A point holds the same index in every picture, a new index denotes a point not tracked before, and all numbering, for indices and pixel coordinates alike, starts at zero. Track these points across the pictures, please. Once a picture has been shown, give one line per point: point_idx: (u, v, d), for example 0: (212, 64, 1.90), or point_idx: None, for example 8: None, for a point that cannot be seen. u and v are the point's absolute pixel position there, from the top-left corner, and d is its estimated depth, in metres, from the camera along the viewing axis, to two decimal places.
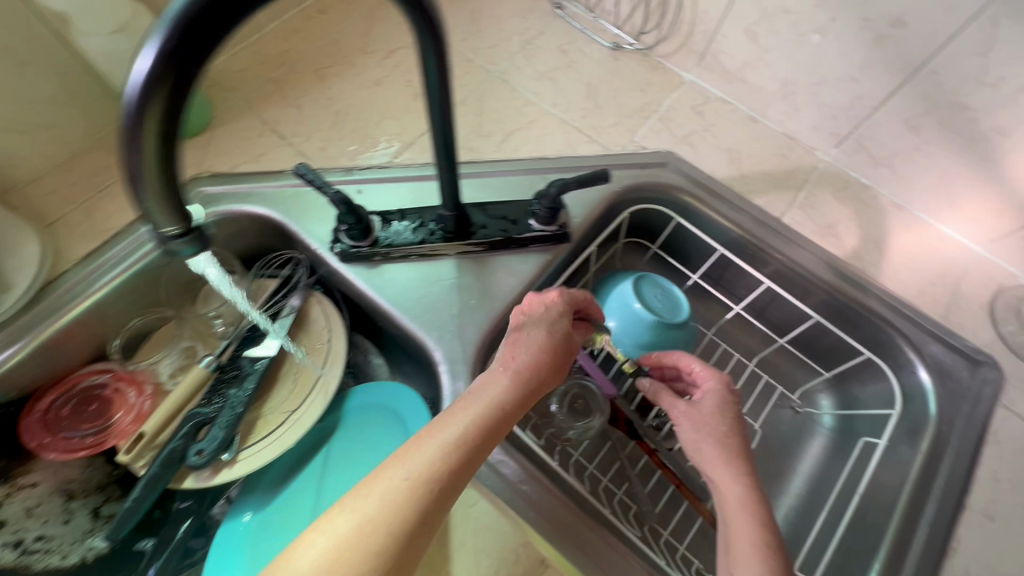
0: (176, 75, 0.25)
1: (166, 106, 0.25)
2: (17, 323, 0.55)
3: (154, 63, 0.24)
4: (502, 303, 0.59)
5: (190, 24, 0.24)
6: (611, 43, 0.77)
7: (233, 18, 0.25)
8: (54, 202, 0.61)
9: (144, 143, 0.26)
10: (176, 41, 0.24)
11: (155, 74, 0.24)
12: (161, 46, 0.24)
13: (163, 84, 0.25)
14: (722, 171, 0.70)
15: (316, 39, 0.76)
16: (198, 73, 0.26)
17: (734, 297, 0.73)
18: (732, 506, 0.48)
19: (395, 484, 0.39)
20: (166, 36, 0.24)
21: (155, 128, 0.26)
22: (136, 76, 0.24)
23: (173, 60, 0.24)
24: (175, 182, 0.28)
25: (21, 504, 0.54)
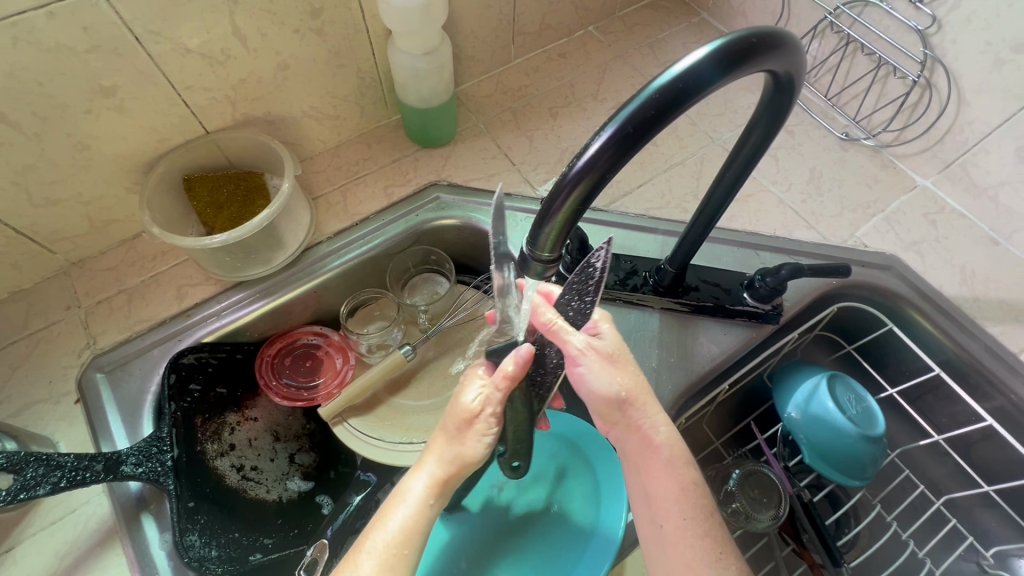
0: (619, 154, 0.28)
1: (595, 179, 0.29)
2: (275, 278, 0.63)
3: (609, 140, 0.27)
4: (701, 367, 0.59)
5: (648, 120, 0.27)
6: (842, 133, 0.76)
7: (675, 115, 0.28)
8: (319, 180, 0.70)
9: (567, 198, 0.29)
10: (631, 128, 0.27)
11: (608, 148, 0.27)
12: (615, 134, 0.27)
13: (606, 159, 0.28)
14: (952, 289, 0.65)
15: (553, 79, 0.82)
16: (633, 153, 0.28)
17: (933, 424, 0.67)
18: (658, 467, 0.45)
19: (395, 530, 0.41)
20: (622, 126, 0.27)
21: (589, 182, 0.28)
22: (588, 151, 0.28)
23: (620, 145, 0.28)
24: (572, 225, 0.31)
25: (245, 434, 0.59)
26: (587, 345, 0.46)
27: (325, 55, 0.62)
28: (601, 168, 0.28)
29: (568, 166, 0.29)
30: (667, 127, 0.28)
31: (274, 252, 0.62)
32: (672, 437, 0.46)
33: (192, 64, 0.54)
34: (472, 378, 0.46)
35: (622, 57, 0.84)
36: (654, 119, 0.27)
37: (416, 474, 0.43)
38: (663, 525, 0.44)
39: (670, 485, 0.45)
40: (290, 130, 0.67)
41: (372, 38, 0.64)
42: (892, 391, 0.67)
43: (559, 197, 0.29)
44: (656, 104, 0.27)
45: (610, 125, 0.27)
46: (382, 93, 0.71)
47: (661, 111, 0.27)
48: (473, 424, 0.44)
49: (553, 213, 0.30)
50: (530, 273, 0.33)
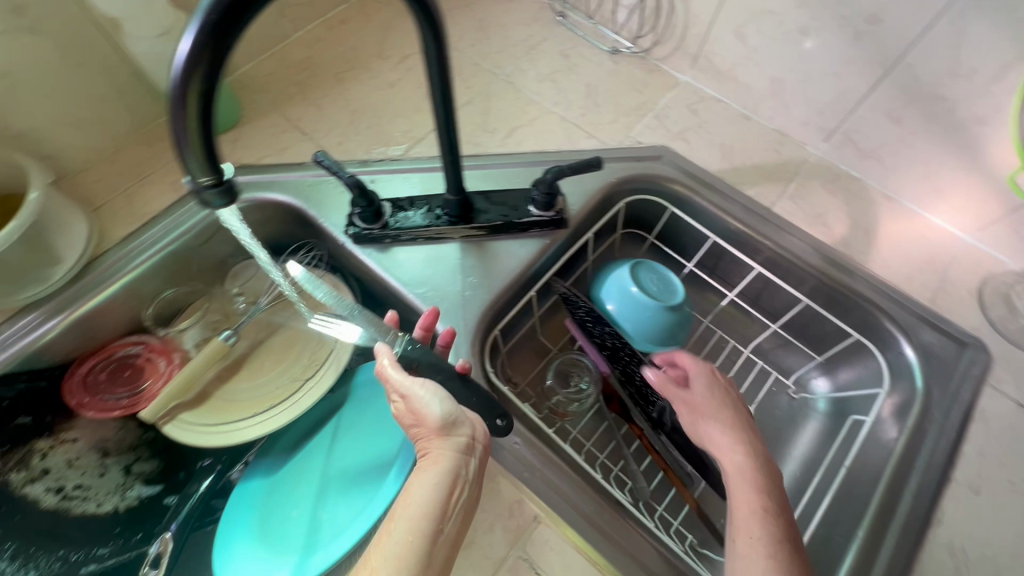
0: (210, 56, 0.29)
1: (202, 86, 0.30)
2: (63, 295, 0.60)
3: (192, 43, 0.29)
4: (503, 281, 0.64)
5: (225, 7, 0.28)
6: (611, 47, 0.82)
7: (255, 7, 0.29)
8: (98, 189, 0.68)
9: (186, 107, 0.30)
10: (211, 29, 0.29)
11: (194, 49, 0.29)
12: (201, 29, 0.28)
13: (200, 62, 0.29)
14: (715, 165, 0.74)
15: (336, 46, 0.82)
16: (227, 52, 0.30)
17: (727, 286, 0.76)
18: (736, 488, 0.54)
19: (405, 522, 0.43)
20: (205, 20, 0.28)
21: (197, 89, 0.30)
22: (180, 53, 0.29)
23: (207, 40, 0.29)
24: (213, 134, 0.32)
25: (62, 456, 0.57)
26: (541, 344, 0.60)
27: (49, 56, 0.59)
28: (198, 67, 0.29)
29: (175, 71, 0.30)
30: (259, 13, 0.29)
31: (52, 268, 0.60)
32: (747, 464, 0.55)
33: None
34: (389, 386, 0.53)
35: (402, 13, 0.86)
36: (236, 8, 0.29)
37: (416, 486, 0.45)
38: (735, 538, 0.51)
39: (742, 503, 0.52)
40: (46, 142, 0.64)
41: (102, 29, 0.61)
42: (689, 267, 0.75)
43: (177, 108, 0.30)
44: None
45: (188, 27, 0.28)
46: (146, 87, 0.69)
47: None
48: (415, 393, 0.50)
49: (182, 127, 0.31)
50: (203, 196, 0.35)
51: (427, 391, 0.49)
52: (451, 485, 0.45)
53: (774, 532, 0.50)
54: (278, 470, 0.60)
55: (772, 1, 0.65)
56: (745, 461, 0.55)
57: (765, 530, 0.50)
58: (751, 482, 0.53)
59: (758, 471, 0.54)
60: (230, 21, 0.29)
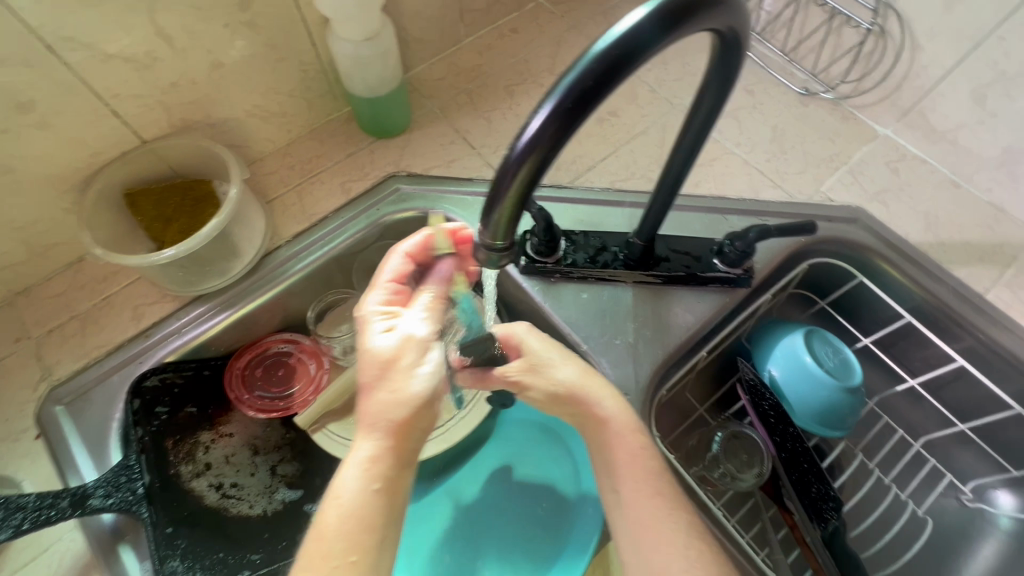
0: (566, 125, 0.27)
1: (542, 156, 0.28)
2: (236, 288, 0.60)
3: (552, 111, 0.27)
4: (678, 338, 0.59)
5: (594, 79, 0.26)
6: (802, 88, 0.75)
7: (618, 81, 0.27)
8: (273, 182, 0.68)
9: (516, 175, 0.28)
10: (573, 98, 0.26)
11: (547, 121, 0.27)
12: (556, 108, 0.27)
13: (553, 130, 0.27)
14: (918, 236, 0.66)
15: (507, 56, 0.79)
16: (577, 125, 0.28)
17: (907, 370, 0.68)
18: (641, 475, 0.45)
19: (347, 510, 0.39)
20: (564, 97, 0.26)
21: (535, 161, 0.28)
22: (535, 121, 0.27)
23: (565, 113, 0.27)
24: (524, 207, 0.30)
25: (221, 451, 0.58)
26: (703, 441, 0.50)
27: (260, 50, 0.59)
28: (544, 144, 0.27)
29: (512, 147, 0.29)
30: (612, 93, 0.27)
31: (230, 261, 0.60)
32: (651, 433, 0.46)
33: (113, 69, 0.51)
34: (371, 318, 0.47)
35: (576, 27, 0.82)
36: (596, 88, 0.27)
37: (350, 463, 0.41)
38: (629, 510, 0.44)
39: (644, 487, 0.44)
40: (234, 132, 0.64)
41: (309, 26, 0.60)
42: (865, 342, 0.68)
43: (506, 178, 0.29)
44: (599, 67, 0.26)
45: (551, 97, 0.27)
46: (330, 85, 0.68)
47: (605, 76, 0.26)
48: (401, 360, 0.44)
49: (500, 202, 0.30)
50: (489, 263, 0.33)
51: (421, 367, 0.44)
52: (394, 486, 0.41)
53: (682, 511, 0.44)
54: (423, 499, 0.59)
55: None
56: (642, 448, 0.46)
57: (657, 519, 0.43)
58: (652, 464, 0.45)
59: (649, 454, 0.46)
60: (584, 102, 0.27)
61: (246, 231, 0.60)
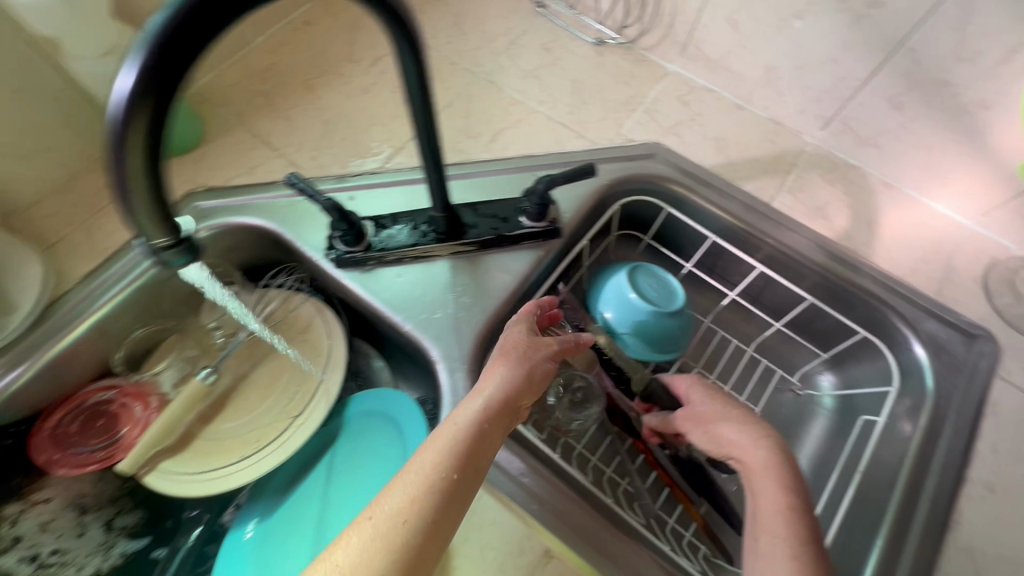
0: (155, 92, 0.27)
1: (146, 129, 0.28)
2: (25, 342, 0.56)
3: (134, 80, 0.27)
4: (497, 298, 0.60)
5: (166, 41, 0.26)
6: (594, 39, 0.78)
7: (202, 43, 0.28)
8: (54, 224, 0.63)
9: (130, 154, 0.29)
10: (152, 63, 0.27)
11: (133, 90, 0.27)
12: (139, 62, 0.26)
13: (145, 99, 0.27)
14: (710, 160, 0.71)
15: (303, 51, 0.77)
16: (174, 91, 0.28)
17: (728, 284, 0.73)
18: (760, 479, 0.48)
19: (385, 513, 0.38)
20: (144, 62, 0.26)
21: (141, 135, 0.28)
22: (123, 88, 0.27)
23: (148, 80, 0.27)
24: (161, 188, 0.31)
25: (34, 520, 0.54)
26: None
27: None
28: (134, 97, 0.27)
29: (114, 117, 0.28)
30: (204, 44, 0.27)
31: (6, 317, 0.56)
32: (771, 459, 0.49)
33: None
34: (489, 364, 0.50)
35: (372, 11, 0.80)
36: (176, 51, 0.27)
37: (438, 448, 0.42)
38: (758, 537, 0.45)
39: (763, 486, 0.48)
40: None
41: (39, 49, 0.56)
42: (687, 267, 0.72)
43: (115, 136, 0.28)
44: (170, 29, 0.26)
45: (128, 63, 0.26)
46: (96, 109, 0.63)
47: (184, 25, 0.27)
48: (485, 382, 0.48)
49: (126, 169, 0.29)
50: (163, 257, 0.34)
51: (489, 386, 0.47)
52: (443, 488, 0.40)
53: (801, 516, 0.45)
54: (274, 513, 0.57)
55: None
56: (769, 462, 0.49)
57: (790, 528, 0.45)
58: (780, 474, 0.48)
59: (785, 471, 0.48)
60: (169, 55, 0.27)
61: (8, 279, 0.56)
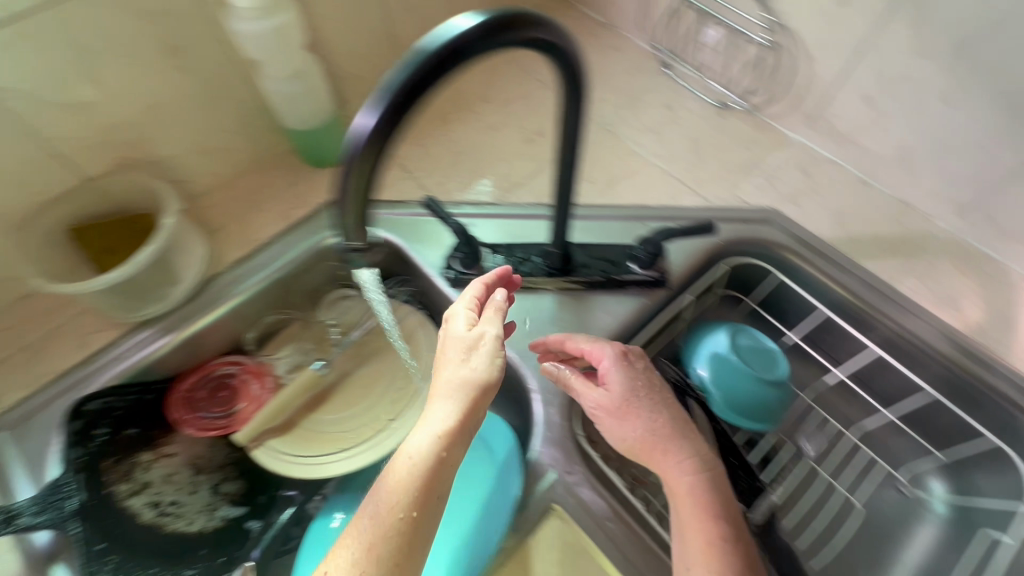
0: (386, 129, 0.32)
1: (373, 155, 0.33)
2: (177, 313, 0.64)
3: (375, 116, 0.32)
4: (598, 339, 0.62)
5: (405, 91, 0.31)
6: (717, 101, 0.80)
7: (432, 90, 0.32)
8: (217, 213, 0.72)
9: (355, 169, 0.34)
10: (391, 106, 0.31)
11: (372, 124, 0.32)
12: (382, 108, 0.31)
13: (378, 132, 0.32)
14: (830, 232, 0.69)
15: (443, 87, 0.84)
16: (399, 125, 0.32)
17: (834, 362, 0.70)
18: (689, 511, 0.47)
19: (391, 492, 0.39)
20: (383, 104, 0.31)
21: (369, 158, 0.33)
22: (362, 122, 0.32)
23: (384, 120, 0.32)
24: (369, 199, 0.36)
25: (160, 470, 0.59)
26: (593, 393, 0.52)
27: (197, 92, 0.64)
28: (373, 134, 0.32)
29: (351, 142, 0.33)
30: (431, 95, 0.32)
31: (167, 287, 0.62)
32: (697, 483, 0.48)
33: (50, 114, 0.55)
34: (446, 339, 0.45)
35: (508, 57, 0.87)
36: (411, 97, 0.32)
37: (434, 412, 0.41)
38: None
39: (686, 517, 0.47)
40: (179, 168, 0.68)
41: (243, 68, 0.66)
42: (792, 337, 0.70)
43: (348, 163, 0.33)
44: (411, 78, 0.31)
45: (373, 102, 0.31)
46: (270, 121, 0.73)
47: (421, 82, 0.31)
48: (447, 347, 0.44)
49: (347, 187, 0.35)
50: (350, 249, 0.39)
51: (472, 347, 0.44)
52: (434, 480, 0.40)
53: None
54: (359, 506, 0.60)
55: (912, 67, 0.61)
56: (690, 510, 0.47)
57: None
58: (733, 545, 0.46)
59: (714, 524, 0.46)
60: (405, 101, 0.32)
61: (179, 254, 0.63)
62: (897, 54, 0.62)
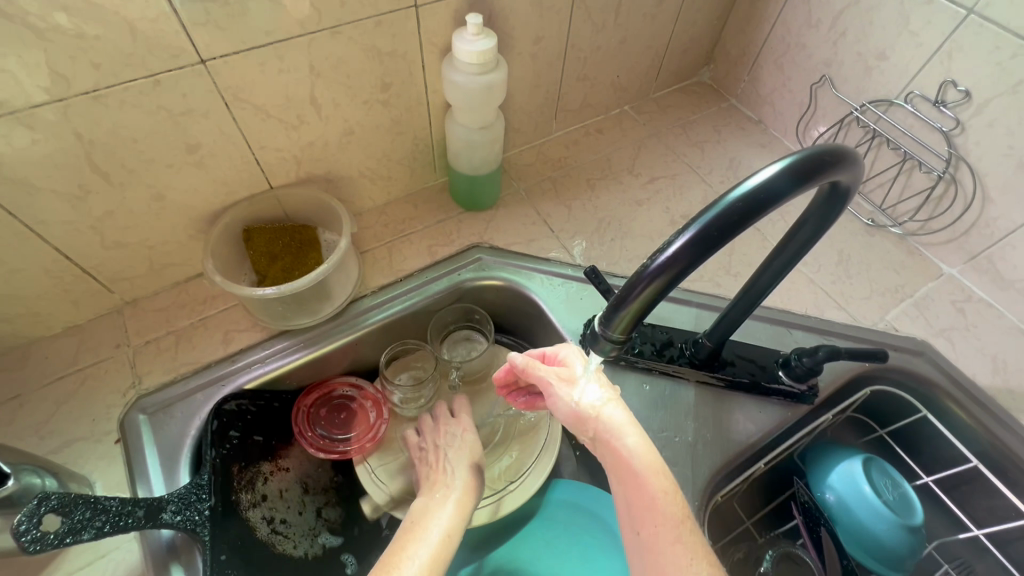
0: (699, 253, 0.30)
1: (673, 275, 0.31)
2: (320, 329, 0.64)
3: (692, 241, 0.30)
4: (737, 444, 0.59)
5: (731, 218, 0.29)
6: (868, 218, 0.79)
7: (752, 221, 0.30)
8: (367, 236, 0.74)
9: (650, 286, 0.32)
10: (712, 231, 0.30)
11: (685, 248, 0.30)
12: (701, 235, 0.30)
13: (691, 255, 0.30)
14: (986, 378, 0.66)
15: (591, 153, 0.86)
16: (710, 251, 0.31)
17: (971, 517, 0.65)
18: (629, 477, 0.43)
19: None
20: (702, 229, 0.30)
21: (669, 279, 0.31)
22: (673, 246, 0.30)
23: (701, 245, 0.30)
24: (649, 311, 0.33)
25: (277, 485, 0.58)
26: (553, 384, 0.49)
27: (386, 123, 0.67)
28: (680, 266, 0.30)
29: (649, 261, 0.32)
30: (745, 229, 0.30)
31: (323, 303, 0.64)
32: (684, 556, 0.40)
33: (266, 125, 0.58)
34: (459, 454, 0.59)
35: (656, 135, 0.89)
36: (731, 225, 0.30)
37: (446, 508, 0.53)
38: None
39: (636, 491, 0.43)
40: (346, 187, 0.71)
41: (430, 109, 0.69)
42: (926, 480, 0.66)
43: (636, 289, 0.32)
44: (737, 207, 0.29)
45: (692, 227, 0.30)
46: (433, 158, 0.76)
47: (739, 218, 0.30)
48: (455, 468, 0.58)
49: (634, 300, 0.32)
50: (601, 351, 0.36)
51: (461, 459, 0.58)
52: None
53: None
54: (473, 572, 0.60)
55: None
56: None
57: None
58: None
59: None
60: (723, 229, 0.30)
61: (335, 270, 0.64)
62: None
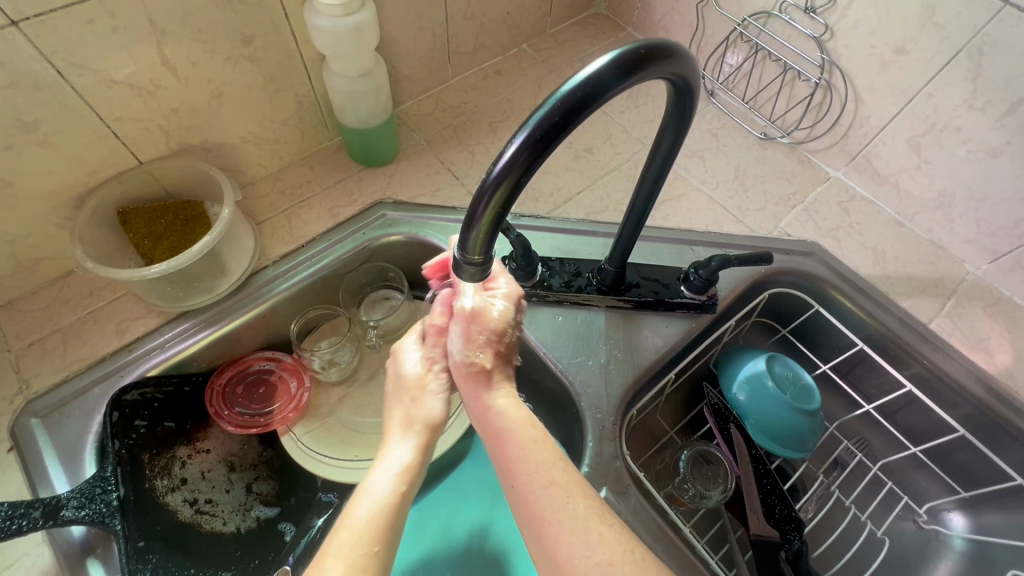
0: (533, 156, 0.31)
1: (514, 181, 0.32)
2: (221, 306, 0.62)
3: (524, 144, 0.31)
4: (647, 360, 0.62)
5: (558, 116, 0.31)
6: (761, 132, 0.82)
7: (580, 119, 0.31)
8: (262, 205, 0.70)
9: (494, 195, 0.32)
10: (541, 133, 0.31)
11: (519, 150, 0.31)
12: (531, 136, 0.31)
13: (525, 158, 0.31)
14: (867, 268, 0.71)
15: (491, 95, 0.85)
16: (547, 153, 0.32)
17: (863, 395, 0.71)
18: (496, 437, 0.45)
19: (362, 522, 0.40)
20: (533, 130, 0.31)
21: (509, 185, 0.32)
22: (508, 151, 0.31)
23: (534, 147, 0.31)
24: (501, 223, 0.34)
25: (197, 467, 0.58)
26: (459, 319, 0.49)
27: (259, 82, 0.63)
28: (516, 170, 0.31)
29: (491, 170, 0.32)
30: (575, 127, 0.32)
31: (218, 278, 0.61)
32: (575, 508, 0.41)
33: (117, 94, 0.53)
34: (406, 351, 0.52)
35: (556, 71, 0.88)
36: (559, 125, 0.31)
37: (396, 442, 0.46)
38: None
39: (511, 448, 0.44)
40: (230, 155, 0.67)
41: (306, 62, 0.65)
42: (824, 368, 0.71)
43: (482, 201, 0.33)
44: (562, 105, 0.31)
45: (523, 129, 0.31)
46: (323, 116, 0.72)
47: (567, 115, 0.31)
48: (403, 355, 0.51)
49: (481, 212, 0.33)
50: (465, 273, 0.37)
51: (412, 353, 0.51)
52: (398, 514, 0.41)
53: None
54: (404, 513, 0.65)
55: (961, 118, 0.64)
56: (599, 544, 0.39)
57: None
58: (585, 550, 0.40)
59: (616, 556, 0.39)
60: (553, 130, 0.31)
61: (224, 241, 0.61)
62: (948, 105, 0.64)
